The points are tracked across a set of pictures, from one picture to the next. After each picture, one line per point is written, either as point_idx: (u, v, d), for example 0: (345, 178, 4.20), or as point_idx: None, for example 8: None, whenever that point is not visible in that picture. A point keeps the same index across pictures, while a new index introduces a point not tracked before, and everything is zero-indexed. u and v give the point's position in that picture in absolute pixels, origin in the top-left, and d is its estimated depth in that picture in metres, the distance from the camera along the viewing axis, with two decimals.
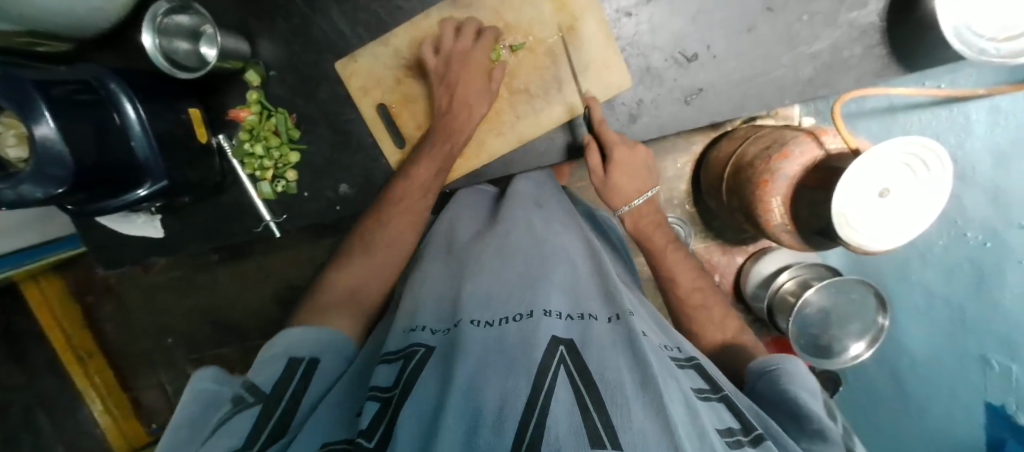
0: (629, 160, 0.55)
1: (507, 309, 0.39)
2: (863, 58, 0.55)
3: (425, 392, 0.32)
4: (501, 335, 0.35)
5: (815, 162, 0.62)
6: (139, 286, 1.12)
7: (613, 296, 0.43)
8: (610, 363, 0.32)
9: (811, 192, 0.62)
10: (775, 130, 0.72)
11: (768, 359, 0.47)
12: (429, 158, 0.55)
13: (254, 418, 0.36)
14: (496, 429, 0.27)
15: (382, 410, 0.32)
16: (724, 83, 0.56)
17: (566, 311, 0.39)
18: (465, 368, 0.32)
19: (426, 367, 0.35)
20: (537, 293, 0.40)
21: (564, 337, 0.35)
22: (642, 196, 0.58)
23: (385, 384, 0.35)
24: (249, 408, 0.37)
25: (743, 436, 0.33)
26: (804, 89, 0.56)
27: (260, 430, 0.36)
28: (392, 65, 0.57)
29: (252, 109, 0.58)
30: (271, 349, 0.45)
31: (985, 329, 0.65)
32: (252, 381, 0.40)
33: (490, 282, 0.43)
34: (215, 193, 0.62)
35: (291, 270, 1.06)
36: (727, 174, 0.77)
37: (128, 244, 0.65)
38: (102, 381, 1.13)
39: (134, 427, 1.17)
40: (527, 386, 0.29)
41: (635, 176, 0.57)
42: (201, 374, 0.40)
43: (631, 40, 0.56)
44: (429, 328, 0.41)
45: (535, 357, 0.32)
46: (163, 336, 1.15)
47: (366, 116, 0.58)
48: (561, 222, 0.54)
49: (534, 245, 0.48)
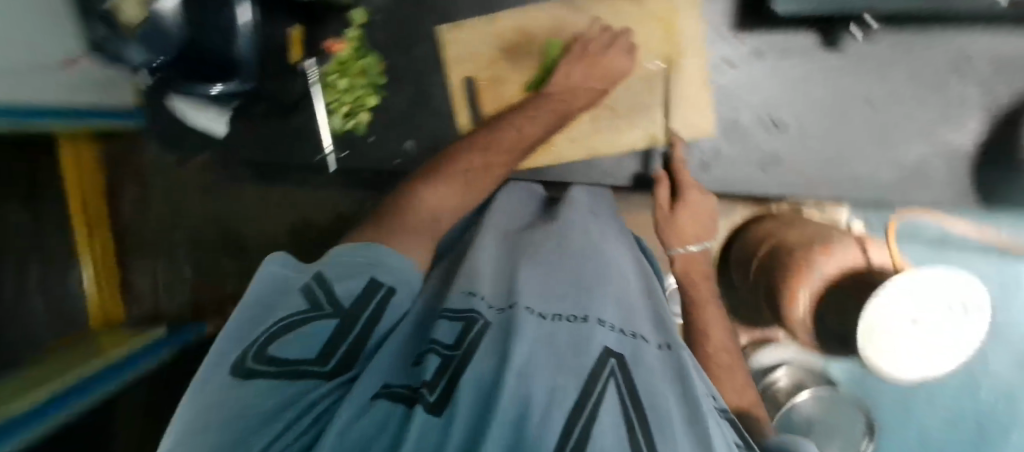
0: (694, 211, 0.52)
1: (561, 306, 0.36)
2: (947, 179, 0.54)
3: (478, 365, 0.29)
4: (556, 330, 0.32)
5: (855, 269, 0.61)
6: (166, 177, 1.14)
7: (664, 328, 0.40)
8: (660, 391, 0.30)
9: (838, 295, 0.60)
10: (822, 227, 0.72)
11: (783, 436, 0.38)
12: (529, 122, 0.51)
13: (323, 334, 0.32)
14: (543, 421, 0.24)
15: (443, 367, 0.30)
16: (805, 160, 0.56)
17: (618, 324, 0.36)
18: (523, 348, 0.29)
19: (484, 340, 0.32)
20: (592, 300, 0.38)
21: (614, 349, 0.32)
22: (696, 245, 0.52)
23: (449, 342, 0.33)
24: (321, 320, 0.32)
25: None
26: (879, 191, 0.56)
27: (331, 351, 0.31)
28: (491, 43, 0.57)
29: (349, 46, 0.60)
30: (351, 255, 0.39)
31: None
32: (327, 287, 0.35)
33: (543, 277, 0.41)
34: (286, 112, 0.62)
35: (312, 208, 1.07)
36: (760, 254, 0.76)
37: (187, 134, 0.66)
38: (101, 254, 1.15)
39: (115, 306, 1.18)
40: (576, 386, 0.27)
41: (693, 225, 0.52)
42: (273, 257, 0.39)
43: (728, 92, 0.56)
44: (487, 300, 0.38)
45: (585, 361, 0.29)
46: (173, 231, 1.16)
47: (452, 84, 0.59)
48: (613, 232, 0.52)
49: (588, 249, 0.46)
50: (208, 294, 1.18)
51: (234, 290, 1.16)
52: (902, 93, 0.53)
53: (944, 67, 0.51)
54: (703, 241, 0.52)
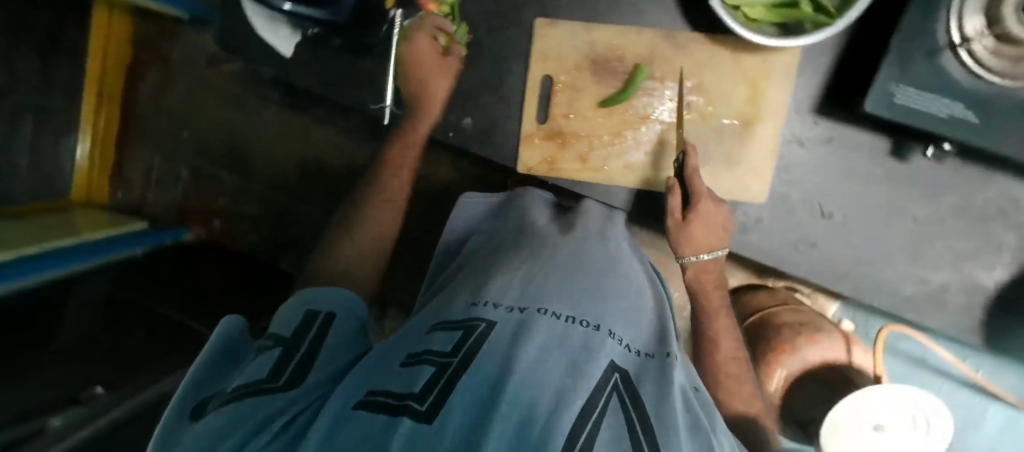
0: (715, 215, 0.54)
1: (576, 310, 0.38)
2: (961, 309, 0.56)
3: (481, 365, 0.30)
4: (567, 333, 0.35)
5: (831, 362, 0.71)
6: (195, 74, 1.10)
7: (665, 340, 0.43)
8: (666, 402, 0.33)
9: (814, 383, 0.70)
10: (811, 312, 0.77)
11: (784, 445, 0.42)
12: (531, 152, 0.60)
13: (272, 359, 0.37)
14: (547, 427, 0.25)
15: (437, 374, 0.29)
16: (838, 252, 0.57)
17: (626, 340, 0.39)
18: (528, 354, 0.31)
19: (489, 342, 0.32)
20: (602, 310, 0.40)
21: (620, 364, 0.34)
22: (711, 253, 0.55)
23: (445, 350, 0.32)
24: (267, 351, 0.38)
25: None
26: (896, 302, 0.58)
27: (282, 368, 0.36)
28: (581, 51, 0.58)
29: (443, 8, 0.58)
30: (290, 303, 0.45)
31: None
32: (271, 331, 0.41)
33: (562, 279, 0.42)
34: (359, 53, 0.60)
35: (328, 148, 1.06)
36: (749, 320, 0.78)
37: (237, 38, 0.62)
38: (103, 129, 1.10)
39: (99, 185, 1.11)
40: (584, 395, 0.29)
41: (714, 232, 0.54)
42: (227, 320, 0.44)
43: (789, 167, 0.57)
44: (496, 306, 0.38)
45: (594, 370, 0.31)
46: (180, 128, 1.14)
47: (531, 77, 0.59)
48: (626, 246, 0.54)
49: (607, 263, 0.48)
50: (197, 202, 1.15)
51: (225, 205, 1.13)
52: (947, 218, 0.55)
53: (993, 207, 0.53)
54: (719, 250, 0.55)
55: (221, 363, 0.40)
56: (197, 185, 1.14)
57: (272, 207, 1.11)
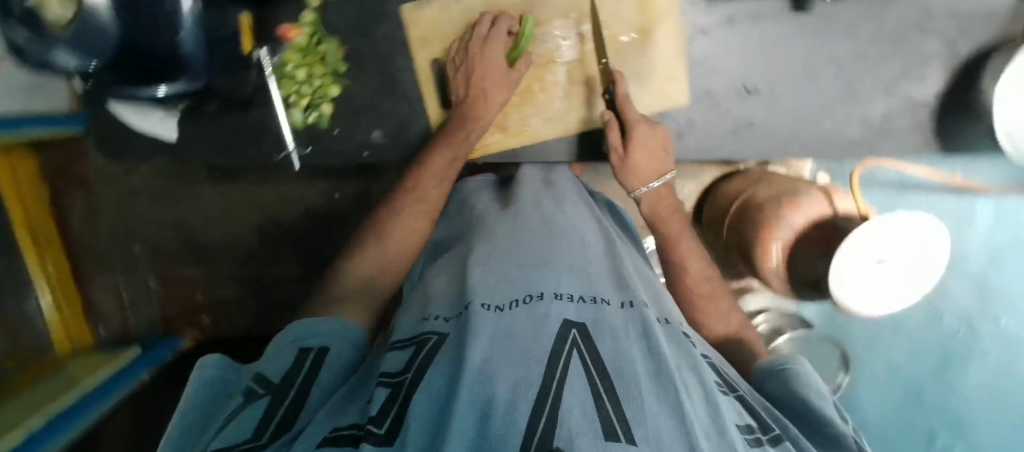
0: (649, 137, 0.53)
1: (515, 291, 0.38)
2: (910, 132, 0.56)
3: (434, 378, 0.29)
4: (513, 317, 0.35)
5: (822, 218, 0.65)
6: (118, 184, 1.06)
7: (625, 285, 0.43)
8: (624, 353, 0.32)
9: (809, 248, 0.65)
10: (790, 182, 0.73)
11: (774, 357, 0.43)
12: (439, 145, 0.55)
13: (257, 413, 0.29)
14: (507, 416, 0.25)
15: (391, 398, 0.29)
16: (775, 123, 0.57)
17: (577, 293, 0.39)
18: (479, 350, 0.31)
19: (440, 352, 0.33)
20: (547, 276, 0.40)
21: (576, 320, 0.35)
22: (660, 179, 0.53)
23: (395, 369, 0.32)
24: (253, 402, 0.30)
25: (762, 435, 0.31)
26: (847, 148, 0.57)
27: (263, 430, 0.28)
28: (457, 22, 0.54)
29: (304, 30, 0.54)
30: (278, 341, 0.38)
31: (940, 410, 0.77)
32: (257, 373, 0.34)
33: (499, 262, 0.43)
34: (243, 108, 0.58)
35: (276, 204, 1.03)
36: (731, 213, 0.78)
37: (131, 139, 0.61)
38: (55, 270, 1.07)
39: (78, 325, 1.10)
40: (539, 374, 0.29)
41: (653, 155, 0.53)
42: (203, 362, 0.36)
43: (701, 60, 0.55)
44: (442, 317, 0.38)
45: (545, 344, 0.32)
46: (131, 241, 1.10)
47: (419, 68, 0.57)
48: (571, 202, 0.54)
49: (545, 227, 0.48)
50: (177, 305, 1.13)
51: (204, 297, 1.12)
52: (868, 51, 0.54)
53: (908, 23, 0.52)
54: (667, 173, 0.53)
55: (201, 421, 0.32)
56: (172, 288, 1.12)
57: (250, 282, 1.10)
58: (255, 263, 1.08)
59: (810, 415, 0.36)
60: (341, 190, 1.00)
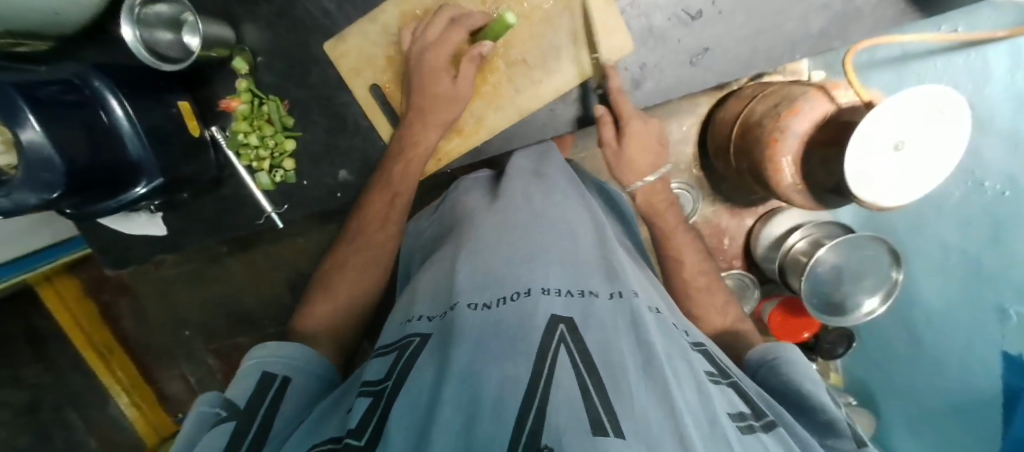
0: (645, 133, 0.54)
1: (502, 290, 0.38)
2: (877, 7, 0.51)
3: (419, 384, 0.31)
4: (499, 316, 0.35)
5: (827, 118, 0.55)
6: (150, 281, 1.12)
7: (615, 274, 0.42)
8: (613, 346, 0.32)
9: (819, 152, 0.55)
10: (784, 87, 0.65)
11: (766, 348, 0.46)
12: (399, 159, 0.55)
13: (228, 433, 0.34)
14: (495, 415, 0.26)
15: (373, 403, 0.31)
16: (731, 40, 0.53)
17: (564, 286, 0.38)
18: (464, 351, 0.31)
19: (421, 355, 0.34)
20: (534, 272, 0.40)
21: (563, 314, 0.35)
22: (652, 175, 0.56)
23: (377, 378, 0.35)
24: (222, 425, 0.35)
25: (755, 421, 0.31)
26: (815, 43, 0.53)
27: (234, 450, 0.33)
28: (381, 43, 0.55)
29: (242, 98, 0.56)
30: (244, 367, 0.42)
31: (998, 281, 0.61)
32: (225, 398, 0.38)
33: (481, 263, 0.42)
34: (214, 187, 0.61)
35: (298, 256, 1.03)
36: (734, 136, 0.70)
37: (133, 244, 0.65)
38: (123, 373, 1.15)
39: (160, 416, 1.20)
40: (528, 372, 0.29)
41: (651, 149, 0.55)
42: (203, 399, 0.39)
43: (633, 0, 0.53)
44: (425, 317, 0.41)
45: (533, 340, 0.31)
46: (180, 329, 1.15)
47: (361, 99, 0.57)
48: (560, 192, 0.53)
49: (528, 220, 0.48)
50: None
51: None
52: None
53: None
54: (659, 170, 0.56)
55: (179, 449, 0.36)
56: (229, 362, 1.15)
57: None
58: None
59: (802, 401, 0.39)
60: None
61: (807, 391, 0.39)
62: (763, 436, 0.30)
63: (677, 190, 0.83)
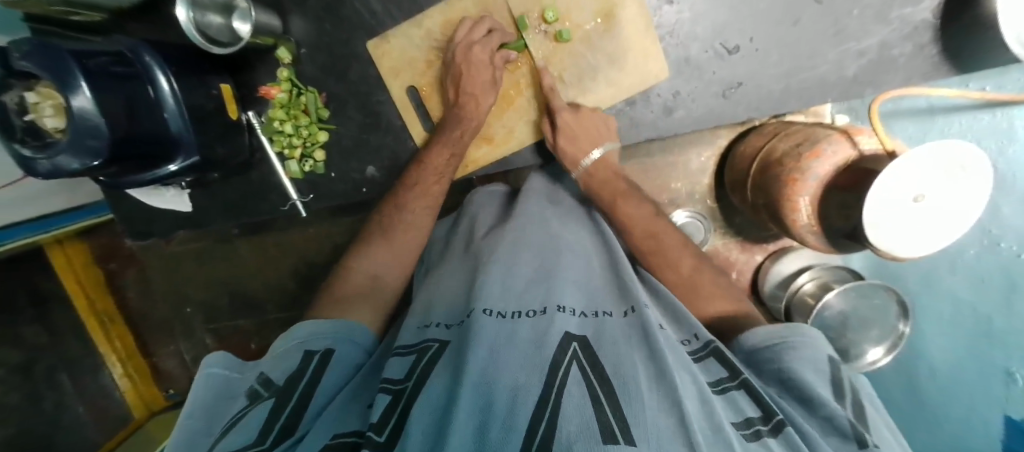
0: (579, 122, 0.54)
1: (522, 305, 0.39)
2: (914, 58, 0.50)
3: (434, 387, 0.31)
4: (515, 329, 0.36)
5: (848, 163, 0.55)
6: (160, 256, 1.13)
7: (626, 293, 0.43)
8: (625, 357, 0.32)
9: (840, 195, 0.54)
10: (807, 127, 0.65)
11: (768, 329, 0.41)
12: (433, 153, 0.56)
13: (267, 411, 0.33)
14: (507, 422, 0.26)
15: (392, 404, 0.31)
16: (764, 77, 0.54)
17: (580, 307, 0.39)
18: (478, 359, 0.32)
19: (439, 361, 0.35)
20: (550, 289, 0.41)
21: (577, 333, 0.35)
22: (588, 158, 0.54)
23: (397, 377, 0.35)
24: (263, 403, 0.34)
25: (762, 426, 0.30)
26: (848, 88, 0.53)
27: (271, 427, 0.32)
28: (424, 47, 0.56)
29: (282, 87, 0.57)
30: (286, 342, 0.42)
31: (1014, 343, 0.59)
32: (266, 376, 0.37)
33: (501, 277, 0.43)
34: (245, 170, 0.62)
35: (307, 246, 1.04)
36: (752, 171, 0.71)
37: (157, 217, 0.66)
38: (122, 345, 1.17)
39: (151, 389, 1.21)
40: (539, 383, 0.29)
41: (584, 134, 0.54)
42: (211, 359, 0.39)
43: (671, 29, 0.54)
44: (443, 325, 0.41)
45: (547, 353, 0.32)
46: (183, 306, 1.15)
47: (396, 98, 0.58)
48: (574, 219, 0.56)
49: (548, 241, 0.49)
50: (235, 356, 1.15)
51: (259, 346, 1.13)
52: None
53: None
54: (593, 152, 0.54)
55: (206, 425, 0.35)
56: (226, 344, 1.15)
57: (297, 325, 1.10)
58: (299, 306, 1.08)
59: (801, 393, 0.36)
60: (365, 222, 0.99)
61: (806, 382, 0.35)
62: (770, 442, 0.29)
63: (689, 219, 0.83)
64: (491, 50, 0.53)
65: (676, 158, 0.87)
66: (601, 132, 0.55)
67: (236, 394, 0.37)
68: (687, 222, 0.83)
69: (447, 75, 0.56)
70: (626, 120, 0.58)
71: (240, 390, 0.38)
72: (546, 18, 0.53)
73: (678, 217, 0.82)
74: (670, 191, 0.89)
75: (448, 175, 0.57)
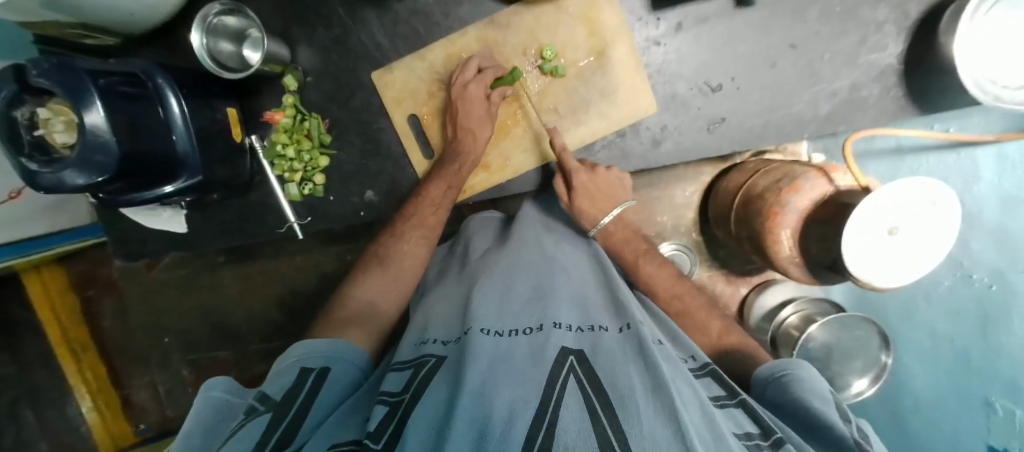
0: (596, 183, 0.57)
1: (517, 323, 0.39)
2: (881, 98, 0.55)
3: (433, 399, 0.31)
4: (512, 345, 0.36)
5: (826, 197, 0.58)
6: (140, 282, 1.09)
7: (621, 311, 0.44)
8: (621, 370, 0.32)
9: (819, 227, 0.56)
10: (785, 165, 0.68)
11: (772, 364, 0.43)
12: (432, 183, 0.58)
13: (263, 426, 0.33)
14: (506, 432, 0.26)
15: (390, 414, 0.31)
16: (746, 114, 0.57)
17: (575, 323, 0.40)
18: (477, 371, 0.32)
19: (437, 375, 0.35)
20: (546, 307, 0.41)
21: (574, 347, 0.36)
22: (607, 217, 0.57)
23: (394, 389, 0.35)
24: (259, 416, 0.34)
25: (763, 441, 0.31)
26: (823, 125, 0.57)
27: (268, 438, 0.31)
28: (427, 78, 0.59)
29: (287, 112, 0.59)
30: (284, 360, 0.42)
31: (991, 372, 0.63)
32: (263, 391, 0.37)
33: (498, 298, 0.44)
34: (243, 192, 0.63)
35: (294, 274, 1.03)
36: (735, 205, 0.74)
37: (150, 238, 0.66)
38: (92, 376, 1.10)
39: (120, 423, 1.13)
40: (537, 396, 0.29)
41: (602, 195, 0.57)
42: (211, 383, 0.39)
43: (659, 68, 0.58)
44: (440, 340, 0.41)
45: (544, 368, 0.32)
46: (160, 335, 1.11)
47: (397, 125, 0.60)
48: (569, 243, 0.57)
49: (544, 262, 0.50)
50: None
51: (238, 378, 1.09)
52: (817, 29, 0.54)
53: None
54: (612, 212, 0.57)
55: (202, 444, 0.34)
56: (203, 376, 1.10)
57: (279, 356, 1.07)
58: (282, 335, 1.06)
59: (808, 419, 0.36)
60: (354, 251, 0.99)
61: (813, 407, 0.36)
62: None
63: (675, 252, 0.84)
64: (484, 88, 0.57)
65: (661, 192, 0.91)
66: (618, 192, 0.58)
67: (235, 413, 0.37)
68: (673, 255, 0.84)
69: (447, 104, 0.58)
70: (618, 151, 0.61)
71: (238, 410, 0.38)
72: (544, 56, 0.57)
73: (665, 249, 0.84)
74: (656, 224, 0.92)
75: (447, 199, 0.58)
